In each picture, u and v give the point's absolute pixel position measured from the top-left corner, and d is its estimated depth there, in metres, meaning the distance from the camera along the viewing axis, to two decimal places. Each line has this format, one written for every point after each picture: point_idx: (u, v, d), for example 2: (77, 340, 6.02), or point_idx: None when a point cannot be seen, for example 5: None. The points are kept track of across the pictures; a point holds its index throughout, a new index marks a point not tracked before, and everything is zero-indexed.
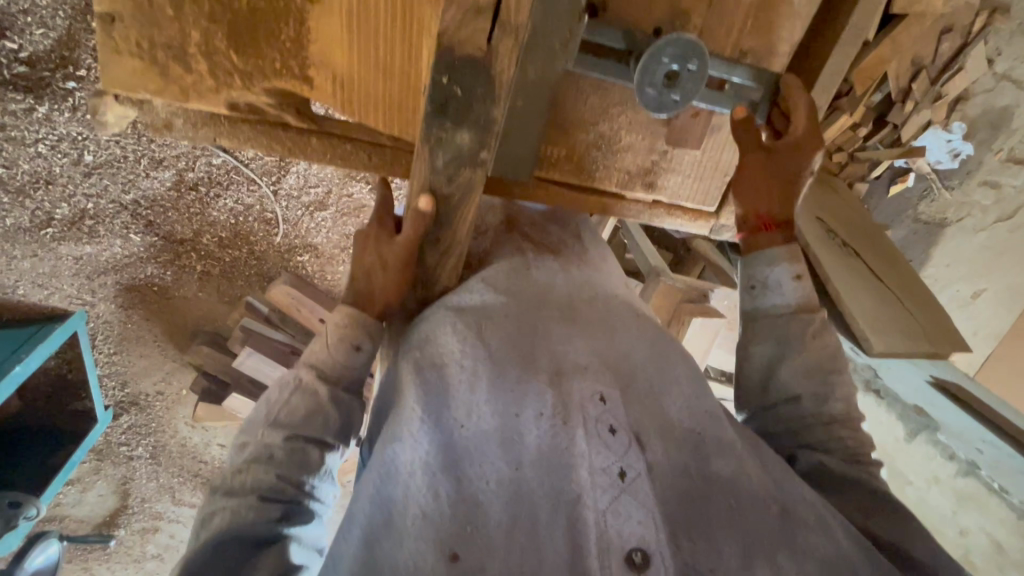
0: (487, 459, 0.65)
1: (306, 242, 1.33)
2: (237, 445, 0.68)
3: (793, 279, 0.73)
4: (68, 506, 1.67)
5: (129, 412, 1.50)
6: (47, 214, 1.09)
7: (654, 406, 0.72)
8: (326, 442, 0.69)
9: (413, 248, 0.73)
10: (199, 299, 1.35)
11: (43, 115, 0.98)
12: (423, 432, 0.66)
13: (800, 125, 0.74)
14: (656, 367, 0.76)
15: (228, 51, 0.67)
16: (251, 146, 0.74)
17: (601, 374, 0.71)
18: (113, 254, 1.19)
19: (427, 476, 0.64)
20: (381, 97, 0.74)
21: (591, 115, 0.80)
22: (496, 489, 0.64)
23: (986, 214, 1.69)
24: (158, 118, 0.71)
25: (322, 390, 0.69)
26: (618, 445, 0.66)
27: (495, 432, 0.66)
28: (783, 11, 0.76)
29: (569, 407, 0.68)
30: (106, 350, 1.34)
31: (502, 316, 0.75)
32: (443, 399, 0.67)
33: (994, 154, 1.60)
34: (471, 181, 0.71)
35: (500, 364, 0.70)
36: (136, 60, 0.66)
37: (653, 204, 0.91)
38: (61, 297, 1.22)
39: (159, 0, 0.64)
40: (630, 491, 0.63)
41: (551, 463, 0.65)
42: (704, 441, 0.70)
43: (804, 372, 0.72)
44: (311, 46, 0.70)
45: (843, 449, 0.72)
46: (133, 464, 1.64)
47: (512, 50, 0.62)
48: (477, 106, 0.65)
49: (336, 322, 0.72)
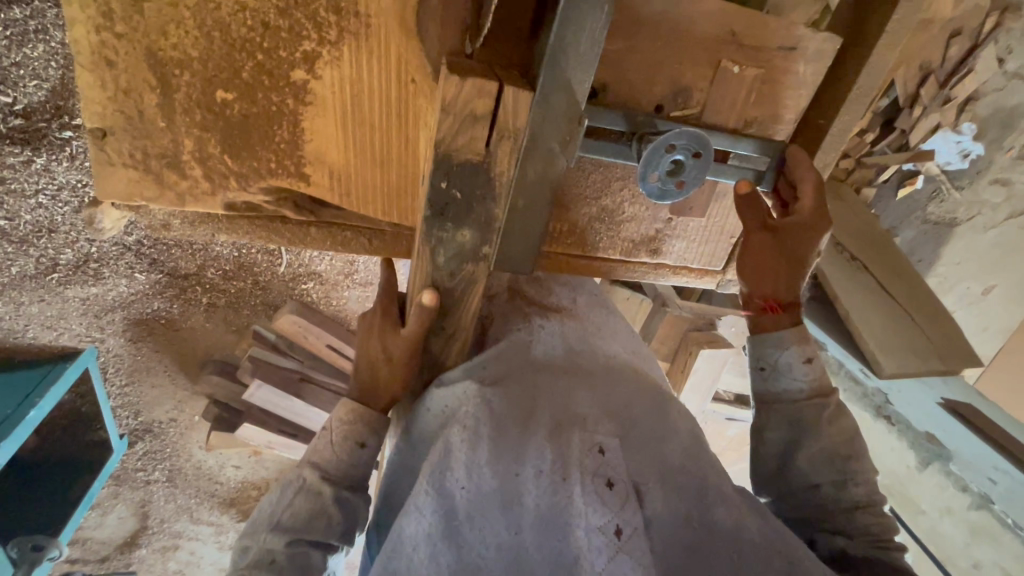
0: (487, 524, 0.62)
1: (310, 270, 1.32)
2: (239, 549, 0.67)
3: (805, 363, 0.75)
4: (90, 529, 1.70)
5: (143, 439, 1.49)
6: (51, 260, 1.04)
7: (654, 453, 0.69)
8: (328, 544, 0.68)
9: (417, 341, 0.71)
10: (206, 330, 1.33)
11: (41, 166, 0.88)
12: (427, 501, 0.64)
13: (807, 202, 0.73)
14: (657, 415, 0.74)
15: (222, 155, 0.66)
16: (251, 239, 0.74)
17: (601, 424, 0.69)
18: (120, 292, 1.16)
19: (429, 549, 0.62)
20: (379, 188, 0.72)
21: (592, 191, 0.79)
22: (495, 555, 0.61)
23: (997, 212, 1.66)
24: (155, 220, 0.71)
25: (327, 490, 0.68)
26: (616, 499, 0.63)
27: (495, 494, 0.64)
28: (788, 80, 0.75)
29: (569, 461, 0.65)
30: (117, 384, 1.32)
31: (503, 378, 0.74)
32: (445, 462, 0.65)
33: (1005, 153, 1.57)
34: (473, 273, 0.70)
35: (500, 422, 0.68)
36: (131, 170, 0.65)
37: (657, 265, 0.89)
38: (71, 336, 1.18)
39: (150, 113, 0.62)
40: (626, 551, 0.60)
41: (548, 524, 0.62)
42: (708, 487, 0.68)
43: (824, 460, 0.74)
44: (306, 145, 0.68)
45: (863, 534, 0.72)
46: (150, 488, 1.65)
47: (510, 153, 0.60)
48: (477, 207, 0.64)
49: (340, 418, 0.71)
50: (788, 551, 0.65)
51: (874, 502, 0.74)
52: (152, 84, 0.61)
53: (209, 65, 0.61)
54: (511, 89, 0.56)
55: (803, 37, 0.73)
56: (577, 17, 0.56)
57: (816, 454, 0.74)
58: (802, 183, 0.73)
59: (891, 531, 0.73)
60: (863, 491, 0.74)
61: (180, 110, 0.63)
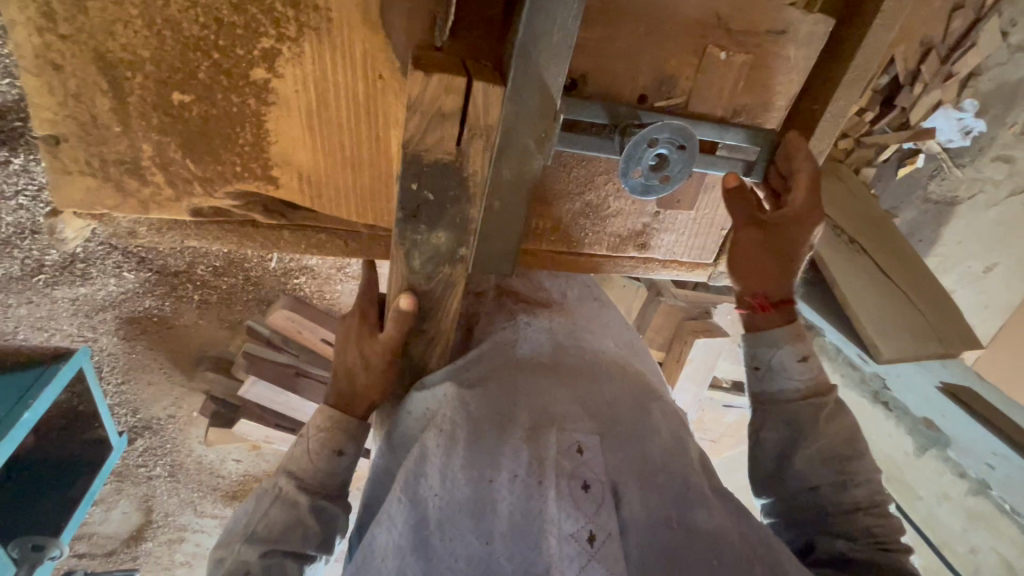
0: (457, 535, 0.61)
1: (301, 264, 1.32)
2: (215, 559, 0.65)
3: (800, 361, 0.74)
4: (96, 524, 1.71)
5: (144, 436, 1.50)
6: (36, 262, 1.04)
7: (636, 453, 0.67)
8: (306, 554, 0.66)
9: (395, 348, 0.68)
10: (200, 326, 1.34)
11: (20, 165, 0.82)
12: (399, 510, 0.63)
13: (799, 196, 0.70)
14: (640, 414, 0.71)
15: (184, 159, 0.63)
16: (222, 244, 0.72)
17: (580, 423, 0.67)
18: (109, 292, 1.17)
19: (398, 561, 0.61)
20: (352, 189, 0.70)
21: (575, 186, 0.76)
22: (465, 568, 0.60)
23: (1000, 189, 1.63)
24: (120, 228, 0.68)
25: (303, 500, 0.66)
26: (590, 501, 0.62)
27: (467, 502, 0.62)
28: (777, 66, 0.71)
29: (545, 464, 0.63)
30: (113, 382, 1.34)
31: (483, 379, 0.72)
32: (419, 468, 0.65)
33: (1008, 129, 1.54)
34: (452, 276, 0.66)
35: (477, 425, 0.66)
36: (88, 178, 0.62)
37: (646, 260, 0.86)
38: (63, 337, 1.18)
39: (104, 117, 0.59)
40: (598, 559, 0.59)
41: (520, 533, 0.60)
42: (688, 487, 0.65)
43: (820, 462, 0.73)
44: (272, 147, 0.65)
45: (863, 536, 0.71)
46: (154, 483, 1.66)
47: (483, 152, 0.56)
48: (451, 208, 0.60)
49: (317, 425, 0.68)
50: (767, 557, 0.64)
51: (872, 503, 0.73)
52: (105, 88, 0.58)
53: (163, 64, 0.57)
54: (480, 83, 0.52)
55: (793, 19, 0.69)
56: (548, 7, 0.52)
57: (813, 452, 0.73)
58: (797, 174, 0.70)
59: (893, 531, 0.72)
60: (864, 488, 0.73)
61: (135, 114, 0.60)
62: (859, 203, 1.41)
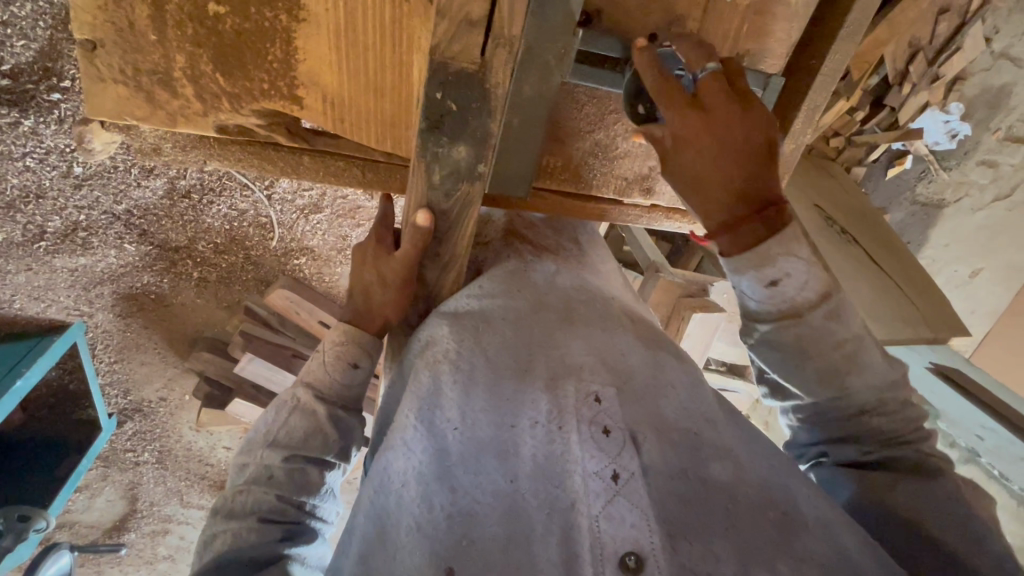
0: (482, 470, 0.61)
1: (302, 245, 1.35)
2: (239, 465, 0.67)
3: (766, 288, 0.68)
4: (78, 513, 1.68)
5: (133, 419, 1.50)
6: (38, 228, 1.08)
7: (652, 406, 0.67)
8: (325, 461, 0.68)
9: (412, 264, 0.70)
10: (198, 305, 1.37)
11: (29, 128, 0.94)
12: (417, 440, 0.63)
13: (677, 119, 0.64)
14: (653, 368, 0.71)
15: (215, 74, 0.66)
16: (243, 166, 0.74)
17: (596, 373, 0.67)
18: (109, 265, 1.19)
19: (421, 488, 0.60)
20: (373, 114, 0.72)
21: (586, 123, 0.79)
22: (491, 502, 0.59)
23: (984, 193, 1.70)
24: (146, 142, 0.71)
25: (321, 409, 0.68)
26: (611, 445, 0.60)
27: (489, 442, 0.62)
28: (778, 13, 0.75)
29: (565, 411, 0.63)
30: (105, 360, 1.35)
31: (499, 321, 0.71)
32: (435, 402, 0.65)
33: (992, 134, 1.61)
34: (469, 194, 0.68)
35: (496, 371, 0.66)
36: (121, 87, 0.65)
37: (651, 208, 0.90)
38: (58, 309, 1.21)
39: (141, 26, 0.62)
40: (624, 494, 0.57)
41: (546, 473, 0.60)
42: (702, 440, 0.65)
43: (816, 384, 0.71)
44: (299, 66, 0.68)
45: (874, 435, 0.71)
46: (139, 470, 1.65)
47: (506, 64, 0.59)
48: (473, 121, 0.62)
49: (334, 339, 0.70)
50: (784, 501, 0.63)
51: (879, 406, 0.71)
52: None
53: None
54: None
55: None
56: None
57: (810, 374, 0.70)
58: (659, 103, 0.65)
59: (909, 426, 0.71)
60: (869, 394, 0.71)
61: (171, 24, 0.62)
62: (849, 198, 1.47)
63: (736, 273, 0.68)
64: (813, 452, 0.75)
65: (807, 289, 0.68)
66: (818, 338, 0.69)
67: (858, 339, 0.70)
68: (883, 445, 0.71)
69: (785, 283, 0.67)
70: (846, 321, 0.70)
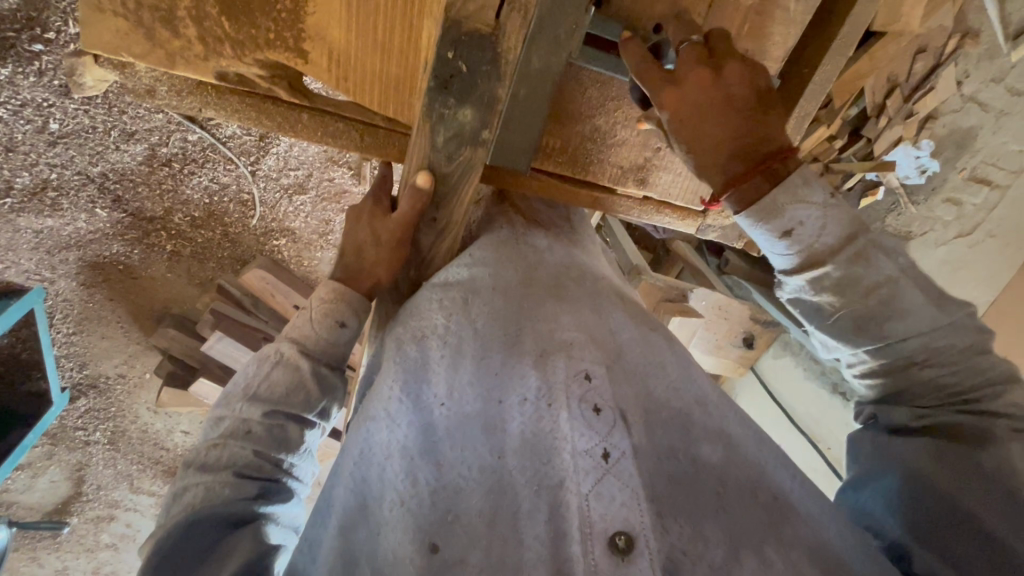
0: (468, 444, 0.58)
1: (283, 225, 1.32)
2: (214, 419, 0.65)
3: (780, 240, 0.64)
4: (16, 493, 1.57)
5: (87, 396, 1.42)
6: (6, 182, 1.04)
7: (641, 386, 0.63)
8: (306, 419, 0.66)
9: (408, 225, 0.71)
10: (167, 281, 1.32)
11: (5, 78, 0.91)
12: (403, 413, 0.60)
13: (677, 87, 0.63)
14: (644, 347, 0.67)
15: (220, 17, 0.66)
16: (239, 118, 0.73)
17: (587, 350, 0.62)
18: (76, 229, 1.15)
19: (405, 462, 0.58)
20: (378, 76, 0.72)
21: (588, 107, 0.80)
22: (478, 477, 0.56)
23: (947, 229, 1.67)
24: (140, 83, 0.69)
25: (305, 364, 0.66)
26: (601, 424, 0.57)
27: (476, 416, 0.59)
28: (778, 16, 0.78)
29: (554, 389, 0.59)
30: (64, 331, 1.28)
31: (488, 289, 0.68)
32: (422, 378, 0.62)
33: (958, 172, 1.63)
34: (472, 159, 0.69)
35: (486, 342, 0.63)
36: (122, 21, 0.64)
37: (642, 200, 0.91)
38: (18, 272, 1.15)
39: None
40: (614, 474, 0.54)
41: (533, 449, 0.57)
42: (692, 423, 0.62)
43: (851, 330, 0.65)
44: (309, 18, 0.68)
45: (935, 390, 0.64)
46: (89, 450, 1.56)
47: (519, 30, 0.61)
48: (481, 84, 0.63)
49: (322, 296, 0.68)
50: (774, 484, 0.60)
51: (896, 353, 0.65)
52: None
53: None
54: None
55: None
56: None
57: (844, 324, 0.65)
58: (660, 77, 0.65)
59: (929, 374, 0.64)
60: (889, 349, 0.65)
61: None
62: None
63: (748, 227, 0.65)
64: (867, 413, 0.70)
65: (825, 234, 0.63)
66: (848, 286, 0.63)
67: (899, 284, 0.63)
68: (943, 403, 0.64)
69: (800, 233, 0.63)
70: (880, 264, 0.63)
